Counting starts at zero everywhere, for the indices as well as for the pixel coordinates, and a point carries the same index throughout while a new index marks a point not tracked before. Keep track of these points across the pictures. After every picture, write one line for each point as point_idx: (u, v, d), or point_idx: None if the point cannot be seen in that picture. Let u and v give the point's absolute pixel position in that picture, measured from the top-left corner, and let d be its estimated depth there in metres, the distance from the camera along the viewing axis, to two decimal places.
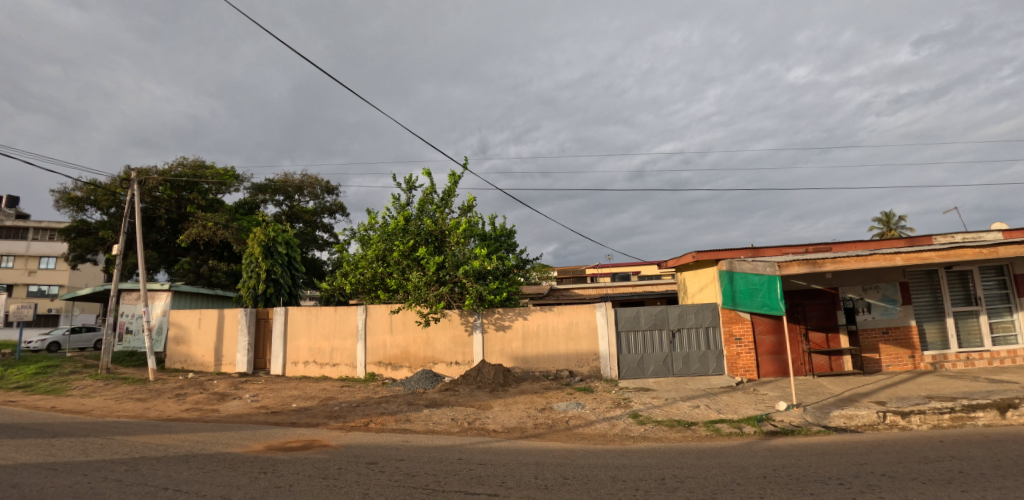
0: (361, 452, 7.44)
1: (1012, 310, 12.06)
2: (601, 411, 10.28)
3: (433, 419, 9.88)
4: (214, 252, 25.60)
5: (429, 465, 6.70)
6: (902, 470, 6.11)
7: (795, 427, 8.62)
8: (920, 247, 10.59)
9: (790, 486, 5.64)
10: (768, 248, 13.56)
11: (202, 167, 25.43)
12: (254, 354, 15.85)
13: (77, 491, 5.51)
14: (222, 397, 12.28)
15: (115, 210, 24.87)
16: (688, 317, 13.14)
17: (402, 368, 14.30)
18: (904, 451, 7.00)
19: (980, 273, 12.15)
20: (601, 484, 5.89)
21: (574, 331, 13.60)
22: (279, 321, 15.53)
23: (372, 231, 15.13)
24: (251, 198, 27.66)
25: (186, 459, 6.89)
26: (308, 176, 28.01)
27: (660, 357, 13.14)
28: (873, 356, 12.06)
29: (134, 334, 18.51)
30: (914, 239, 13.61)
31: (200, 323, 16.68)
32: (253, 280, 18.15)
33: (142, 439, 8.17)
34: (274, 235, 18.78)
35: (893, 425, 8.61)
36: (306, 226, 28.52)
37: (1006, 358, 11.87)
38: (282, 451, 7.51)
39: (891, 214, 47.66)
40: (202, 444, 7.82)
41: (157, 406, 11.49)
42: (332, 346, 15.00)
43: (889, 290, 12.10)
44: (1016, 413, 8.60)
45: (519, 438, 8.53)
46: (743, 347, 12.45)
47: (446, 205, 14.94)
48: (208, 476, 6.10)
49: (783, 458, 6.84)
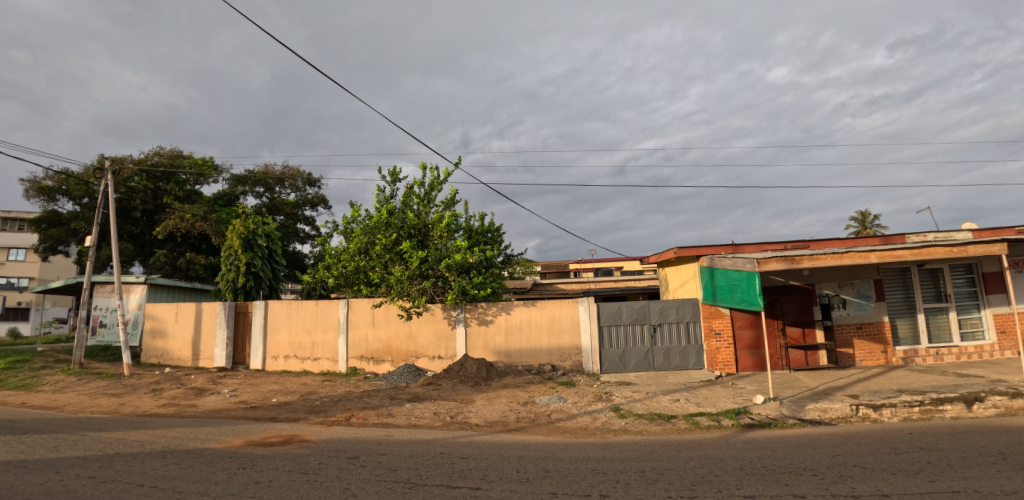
0: (342, 446, 7.39)
1: (980, 307, 12.49)
2: (582, 405, 10.35)
3: (416, 413, 9.88)
4: (191, 244, 25.15)
5: (410, 460, 6.68)
6: (873, 461, 6.29)
7: (771, 420, 8.83)
8: (895, 245, 10.78)
9: (765, 477, 5.77)
10: (747, 244, 13.81)
11: (180, 156, 24.77)
12: (233, 349, 15.57)
13: (50, 488, 5.39)
14: (200, 392, 12.08)
15: (89, 200, 24.19)
16: (669, 312, 13.28)
17: (384, 362, 14.23)
18: (875, 442, 7.20)
19: (950, 270, 12.54)
20: (582, 476, 5.95)
21: (556, 326, 13.66)
22: (260, 315, 15.33)
23: (355, 224, 14.97)
24: (231, 189, 27.14)
25: (164, 455, 6.79)
26: (290, 168, 27.56)
27: (641, 351, 13.29)
28: (848, 351, 12.33)
29: (110, 328, 18.04)
30: (889, 237, 13.95)
31: (177, 316, 16.36)
32: (232, 273, 17.80)
33: (118, 435, 8.02)
34: (254, 228, 18.41)
35: (866, 418, 8.88)
36: (288, 219, 28.12)
37: (974, 353, 12.26)
38: (261, 446, 7.43)
39: (869, 213, 48.35)
40: (180, 440, 7.70)
41: (133, 401, 11.25)
42: (313, 340, 14.84)
43: (863, 286, 12.41)
44: (983, 405, 8.91)
45: (501, 432, 8.59)
46: (723, 342, 12.69)
47: (430, 199, 14.85)
48: (186, 472, 6.01)
49: (759, 450, 6.99)
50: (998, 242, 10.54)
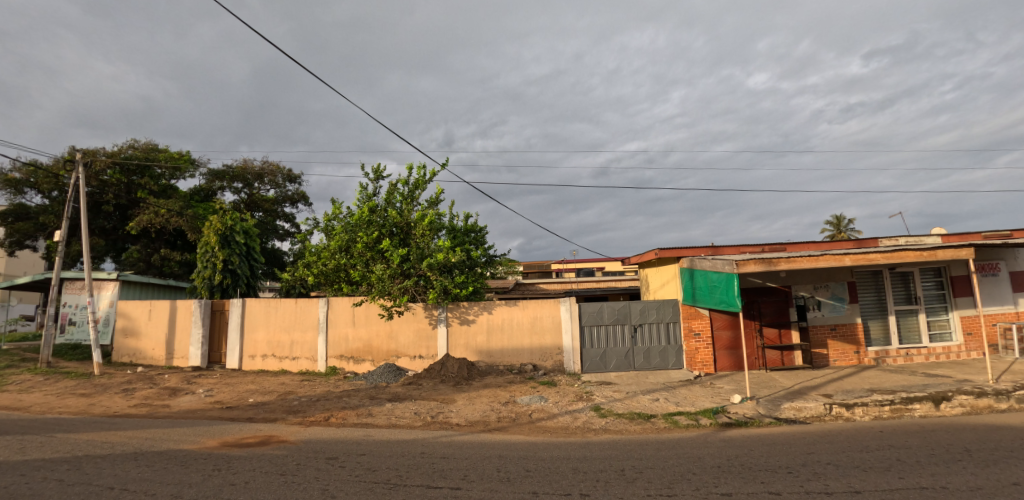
0: (321, 447, 7.29)
1: (948, 309, 12.97)
2: (563, 405, 10.41)
3: (396, 413, 9.80)
4: (165, 240, 24.49)
5: (390, 460, 6.63)
6: (845, 458, 6.48)
7: (748, 419, 9.01)
8: (868, 248, 11.07)
9: (741, 475, 5.90)
10: (726, 247, 14.07)
11: (155, 150, 24.10)
12: (208, 348, 15.21)
13: (14, 492, 5.19)
14: (174, 392, 11.78)
15: (59, 193, 23.37)
16: (650, 313, 13.44)
17: (364, 361, 14.08)
18: (847, 440, 7.41)
19: (920, 274, 12.98)
20: (562, 476, 5.98)
21: (538, 326, 13.71)
22: (236, 313, 15.00)
23: (336, 222, 14.77)
24: (208, 184, 26.51)
25: (135, 457, 6.60)
26: (269, 164, 27.03)
27: (622, 351, 13.42)
28: (822, 351, 12.66)
29: (79, 325, 17.44)
30: (862, 241, 14.37)
31: (150, 314, 15.91)
32: (208, 271, 17.41)
33: (87, 436, 7.75)
34: (232, 224, 18.00)
35: (839, 417, 9.14)
36: (266, 216, 27.60)
37: (942, 353, 12.71)
38: (238, 447, 7.28)
39: (842, 217, 49.64)
40: (153, 441, 7.49)
41: (103, 402, 10.90)
42: (292, 339, 14.60)
43: (837, 289, 12.76)
44: (949, 404, 9.25)
45: (482, 431, 8.58)
46: (702, 342, 12.90)
47: (413, 197, 14.73)
48: (159, 474, 5.86)
49: (736, 448, 7.14)
50: (966, 246, 10.94)
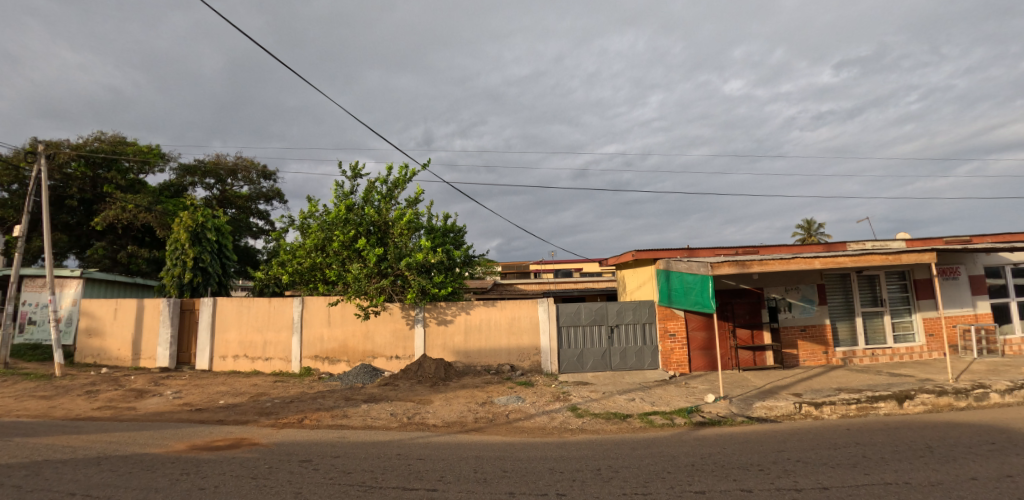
0: (294, 449, 7.14)
1: (911, 311, 13.50)
2: (540, 405, 10.44)
3: (372, 414, 9.68)
4: (133, 237, 23.67)
5: (367, 462, 6.55)
6: (812, 455, 6.68)
7: (722, 418, 9.21)
8: (836, 252, 11.42)
9: (714, 473, 6.03)
10: (702, 249, 14.35)
11: (123, 143, 23.26)
12: (176, 348, 14.76)
13: None
14: (139, 394, 11.38)
15: (19, 186, 22.36)
16: (627, 314, 13.60)
17: (339, 362, 13.87)
18: (815, 438, 7.64)
19: (885, 277, 13.48)
20: (539, 476, 6.00)
21: (516, 326, 13.73)
22: (206, 312, 14.59)
23: (312, 220, 14.51)
24: (178, 180, 25.70)
25: (98, 461, 6.35)
26: (243, 159, 26.36)
27: (599, 352, 13.54)
28: (792, 352, 13.02)
29: (39, 325, 16.72)
30: (831, 245, 14.85)
31: (116, 313, 15.34)
32: (177, 268, 16.89)
33: (46, 440, 7.43)
34: (203, 221, 17.50)
35: (808, 415, 9.41)
36: (239, 212, 26.93)
37: (905, 354, 13.21)
38: (207, 450, 7.08)
39: (810, 221, 51.14)
40: (117, 445, 7.23)
41: (64, 404, 10.47)
42: (264, 339, 14.28)
43: (807, 291, 13.14)
44: (911, 403, 9.62)
45: (459, 432, 8.54)
46: (677, 343, 13.12)
47: (392, 196, 14.58)
48: (123, 479, 5.65)
49: (710, 447, 7.28)
50: (928, 250, 11.40)
